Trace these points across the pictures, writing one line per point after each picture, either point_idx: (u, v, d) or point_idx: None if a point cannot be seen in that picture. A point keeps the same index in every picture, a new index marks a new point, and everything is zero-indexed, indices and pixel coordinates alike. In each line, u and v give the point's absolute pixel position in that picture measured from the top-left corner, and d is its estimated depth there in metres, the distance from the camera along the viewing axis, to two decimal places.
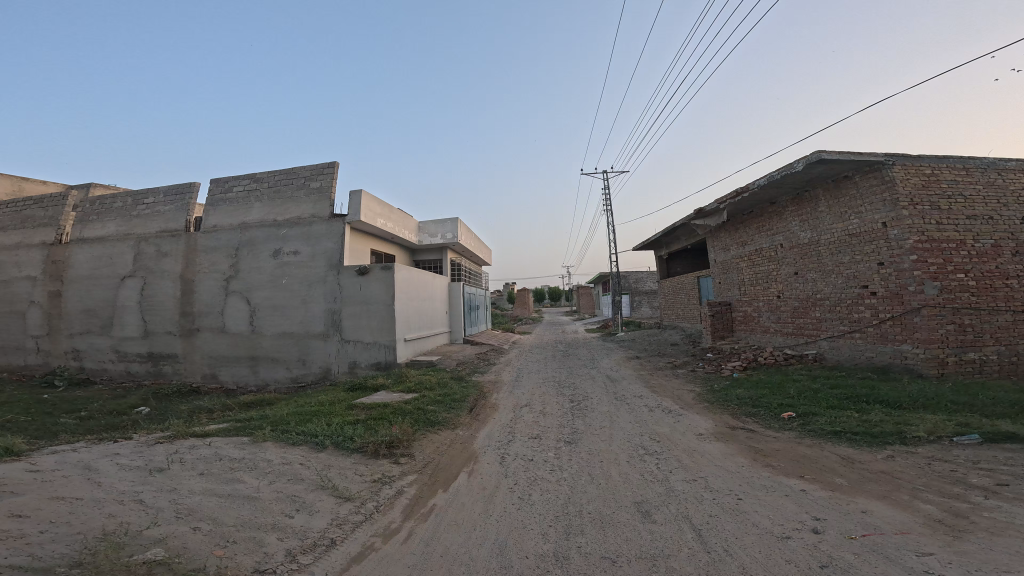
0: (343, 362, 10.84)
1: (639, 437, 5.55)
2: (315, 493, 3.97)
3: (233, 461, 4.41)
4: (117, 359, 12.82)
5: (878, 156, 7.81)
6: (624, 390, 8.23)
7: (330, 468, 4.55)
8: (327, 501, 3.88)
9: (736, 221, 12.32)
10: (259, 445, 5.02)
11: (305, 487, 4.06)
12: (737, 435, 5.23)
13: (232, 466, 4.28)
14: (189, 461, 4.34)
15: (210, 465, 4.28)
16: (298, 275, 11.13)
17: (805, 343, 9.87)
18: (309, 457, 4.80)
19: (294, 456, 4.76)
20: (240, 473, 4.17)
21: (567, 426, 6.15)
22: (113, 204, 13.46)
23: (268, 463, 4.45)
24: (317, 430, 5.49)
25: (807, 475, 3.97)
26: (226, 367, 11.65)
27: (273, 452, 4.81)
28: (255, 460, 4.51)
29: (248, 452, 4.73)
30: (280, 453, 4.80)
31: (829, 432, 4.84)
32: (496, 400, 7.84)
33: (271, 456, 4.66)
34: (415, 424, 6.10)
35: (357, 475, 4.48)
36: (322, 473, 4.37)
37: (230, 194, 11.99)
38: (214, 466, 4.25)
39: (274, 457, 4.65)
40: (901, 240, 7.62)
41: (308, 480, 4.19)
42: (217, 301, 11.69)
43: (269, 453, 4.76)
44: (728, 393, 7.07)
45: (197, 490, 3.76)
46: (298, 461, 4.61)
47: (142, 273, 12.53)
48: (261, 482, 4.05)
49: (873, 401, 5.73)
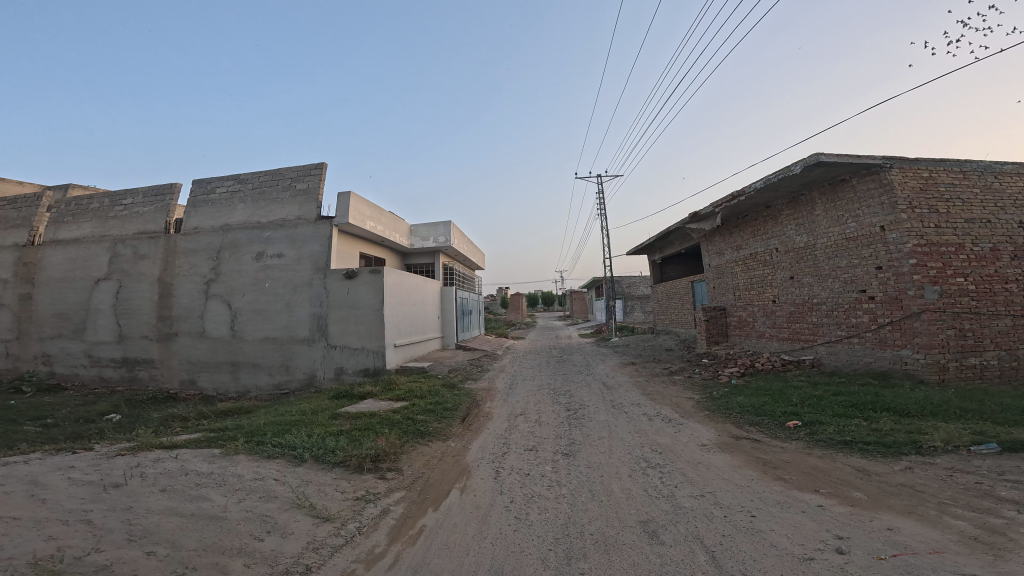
0: (328, 368, 10.40)
1: (640, 448, 5.27)
2: (289, 513, 3.60)
3: (200, 476, 4.02)
4: (90, 365, 12.19)
5: (875, 158, 7.76)
6: (621, 397, 7.99)
7: (308, 485, 4.18)
8: (303, 522, 3.51)
9: (730, 225, 12.24)
10: (231, 458, 4.63)
11: (279, 506, 3.68)
12: (742, 446, 4.99)
13: (198, 482, 3.89)
14: (150, 476, 3.93)
15: (174, 480, 3.89)
16: (283, 278, 10.71)
17: (802, 348, 9.73)
18: (286, 471, 4.42)
19: (269, 470, 4.38)
20: (207, 491, 3.77)
21: (563, 436, 5.86)
22: (89, 204, 12.90)
23: (238, 479, 4.05)
24: (296, 442, 5.11)
25: (823, 489, 3.72)
26: (205, 373, 11.12)
27: (246, 466, 4.42)
28: (225, 475, 4.12)
29: (218, 466, 4.33)
30: (253, 467, 4.41)
31: (840, 442, 4.63)
32: (490, 409, 7.51)
33: (243, 471, 4.26)
34: (403, 435, 5.73)
35: (338, 492, 4.11)
36: (299, 490, 4.00)
37: (213, 195, 11.54)
38: (177, 482, 3.85)
39: (245, 472, 4.26)
40: (900, 243, 7.55)
41: (282, 498, 3.82)
42: (197, 305, 11.19)
43: (241, 467, 4.37)
44: (729, 400, 6.85)
45: (155, 509, 3.37)
46: (273, 477, 4.22)
47: (118, 275, 11.97)
48: (229, 500, 3.66)
49: (879, 408, 5.56)
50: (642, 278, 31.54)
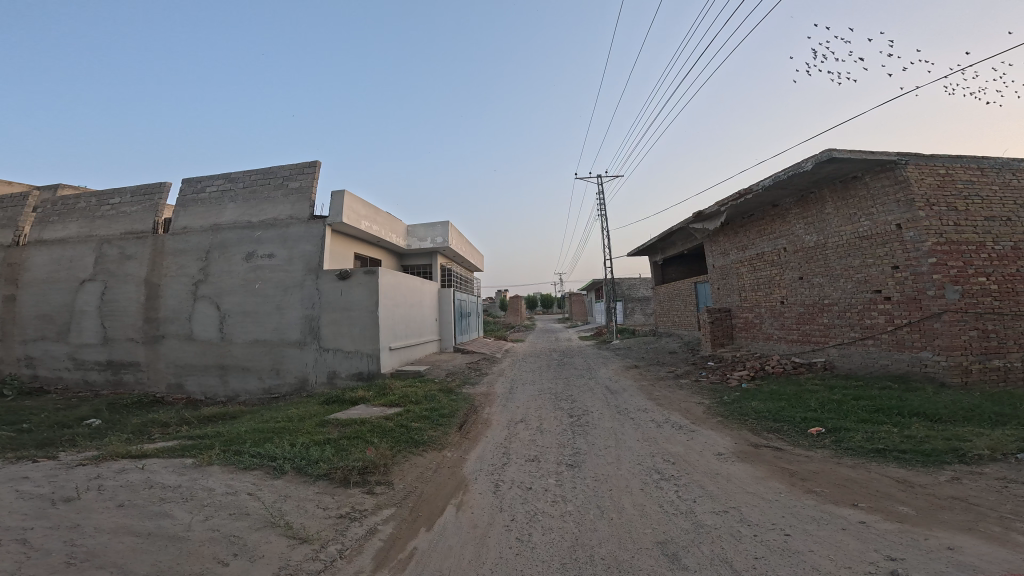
0: (320, 371, 10.00)
1: (651, 458, 4.89)
2: (262, 533, 3.19)
3: (164, 490, 3.61)
4: (74, 368, 11.74)
5: (890, 155, 7.47)
6: (627, 402, 7.60)
7: (286, 501, 3.78)
8: (276, 543, 3.10)
9: (735, 224, 11.88)
10: (203, 470, 4.22)
11: (250, 524, 3.28)
12: (762, 455, 4.62)
13: (162, 497, 3.49)
14: (109, 489, 3.52)
15: (134, 494, 3.48)
16: (273, 279, 10.32)
17: (812, 350, 9.36)
18: (262, 485, 4.01)
19: (243, 483, 3.97)
20: (170, 506, 3.37)
21: (567, 446, 5.45)
22: (76, 204, 12.51)
23: (207, 494, 3.64)
24: (276, 452, 4.70)
25: (862, 503, 3.40)
26: (193, 377, 10.70)
27: (217, 479, 4.01)
28: (193, 488, 3.71)
29: (187, 478, 3.92)
30: (225, 480, 4.00)
31: (871, 450, 4.26)
32: (489, 415, 7.11)
33: (214, 484, 3.85)
34: (394, 445, 5.33)
35: (320, 509, 3.71)
36: (275, 507, 3.59)
37: (202, 194, 11.17)
38: (138, 497, 3.45)
39: (216, 485, 3.85)
40: (918, 242, 7.22)
41: (255, 516, 3.41)
42: (185, 307, 10.78)
43: (212, 479, 3.96)
44: (742, 405, 6.46)
45: (106, 527, 2.96)
46: (247, 491, 3.82)
47: (104, 276, 11.56)
48: (194, 517, 3.26)
49: (907, 414, 5.18)
50: (641, 279, 31.25)
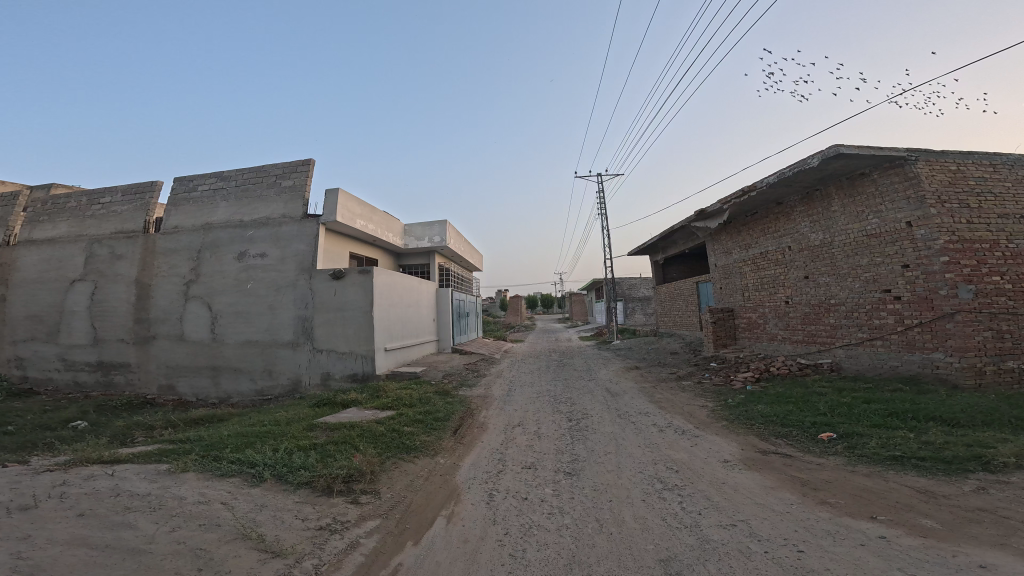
0: (313, 373, 9.77)
1: (653, 465, 4.65)
2: (232, 546, 2.96)
3: (132, 498, 3.38)
4: (64, 369, 11.53)
5: (899, 151, 7.24)
6: (627, 405, 7.36)
7: (263, 511, 3.54)
8: (247, 557, 2.87)
9: (738, 223, 11.62)
10: (177, 477, 3.98)
11: (220, 536, 3.04)
12: (771, 462, 4.37)
13: (128, 506, 3.25)
14: (71, 497, 3.29)
15: (98, 503, 3.25)
16: (265, 279, 10.09)
17: (818, 351, 9.11)
18: (238, 494, 3.78)
19: (218, 492, 3.74)
20: (135, 516, 3.14)
21: (565, 452, 5.21)
22: (66, 203, 12.31)
23: (177, 503, 3.41)
24: (257, 458, 4.47)
25: (881, 516, 3.16)
26: (185, 379, 10.48)
27: (191, 486, 3.78)
28: (163, 497, 3.48)
29: (158, 485, 3.69)
30: (198, 488, 3.76)
31: (887, 458, 4.03)
32: (485, 419, 6.88)
33: (186, 493, 3.62)
34: (384, 451, 5.09)
35: (299, 520, 3.47)
36: (250, 518, 3.36)
37: (194, 192, 10.96)
38: (102, 505, 3.22)
39: (188, 494, 3.62)
40: (930, 240, 6.98)
41: (226, 527, 3.17)
42: (176, 307, 10.56)
43: (185, 487, 3.73)
44: (748, 409, 6.21)
45: (61, 539, 2.74)
46: (221, 500, 3.59)
47: (94, 276, 11.36)
48: (159, 528, 3.03)
49: (922, 418, 4.93)
50: (642, 279, 30.96)
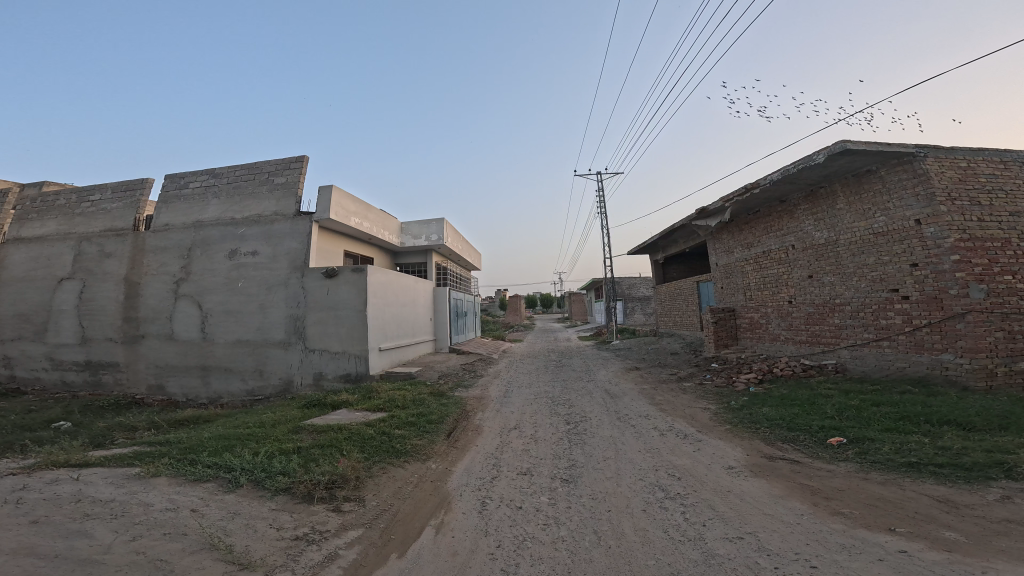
0: (306, 373, 9.55)
1: (654, 472, 4.43)
2: (196, 557, 2.74)
3: (93, 505, 3.19)
4: (52, 368, 11.29)
5: (908, 147, 7.03)
6: (627, 407, 7.16)
7: (235, 520, 3.32)
8: (211, 571, 2.65)
9: (740, 221, 11.41)
10: (147, 482, 3.76)
11: (184, 547, 2.83)
12: (779, 469, 4.15)
13: (87, 513, 3.06)
14: (28, 502, 3.10)
15: (55, 509, 3.05)
16: (257, 277, 9.86)
17: (822, 352, 8.90)
18: (211, 500, 3.56)
19: (188, 498, 3.52)
20: (93, 525, 2.94)
21: (562, 457, 4.99)
22: (55, 200, 12.08)
23: (142, 511, 3.21)
24: (235, 462, 4.25)
25: (900, 527, 2.94)
26: (174, 379, 10.24)
27: (160, 492, 3.56)
28: (127, 504, 3.28)
29: (125, 491, 3.49)
30: (168, 494, 3.55)
31: (902, 465, 3.81)
32: (480, 422, 6.66)
33: (154, 499, 3.41)
34: (371, 456, 4.86)
35: (273, 530, 3.25)
36: (220, 528, 3.14)
37: (185, 190, 10.72)
38: (59, 512, 3.02)
39: (156, 500, 3.41)
40: (940, 238, 6.77)
41: (192, 537, 2.95)
42: (165, 305, 10.33)
43: (154, 493, 3.52)
44: (753, 412, 6.00)
45: (6, 551, 2.54)
46: (190, 507, 3.37)
47: (82, 275, 11.12)
48: (118, 538, 2.82)
49: (936, 422, 4.72)
50: (642, 279, 30.77)
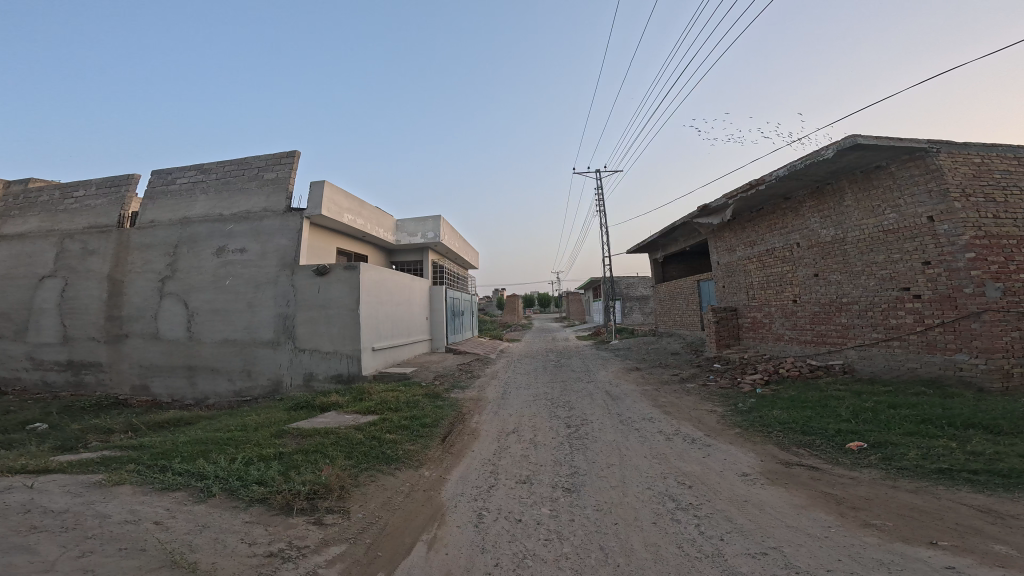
0: (296, 373, 9.21)
1: (662, 480, 4.14)
2: None
3: (43, 516, 2.97)
4: (32, 368, 10.88)
5: (920, 141, 6.79)
6: (629, 410, 6.87)
7: (203, 533, 3.01)
8: None
9: (743, 219, 11.16)
10: (109, 491, 3.47)
11: (139, 566, 2.53)
12: (799, 477, 3.87)
13: (34, 526, 2.84)
14: None
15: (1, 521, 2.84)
16: (245, 275, 9.51)
17: (828, 352, 8.67)
18: (177, 511, 3.25)
19: (152, 509, 3.22)
20: (39, 539, 2.72)
21: (564, 464, 4.69)
22: (38, 197, 11.66)
23: (96, 523, 2.95)
24: (209, 469, 3.94)
25: (943, 541, 2.67)
26: (159, 379, 9.88)
27: (120, 504, 3.25)
28: (82, 515, 3.04)
29: (81, 501, 3.25)
30: (129, 505, 3.26)
31: (932, 471, 3.55)
32: (476, 425, 6.36)
33: (112, 510, 3.14)
34: (360, 463, 4.54)
35: (245, 545, 2.94)
36: (183, 544, 2.83)
37: (172, 185, 10.35)
38: (2, 525, 2.80)
39: (115, 511, 3.14)
40: (954, 235, 6.55)
41: (149, 556, 2.65)
42: (150, 304, 9.96)
43: (113, 504, 3.24)
44: (763, 415, 5.72)
45: None
46: (153, 520, 3.08)
47: (64, 273, 10.72)
48: (63, 557, 2.54)
49: (959, 425, 4.47)
50: (641, 279, 30.43)
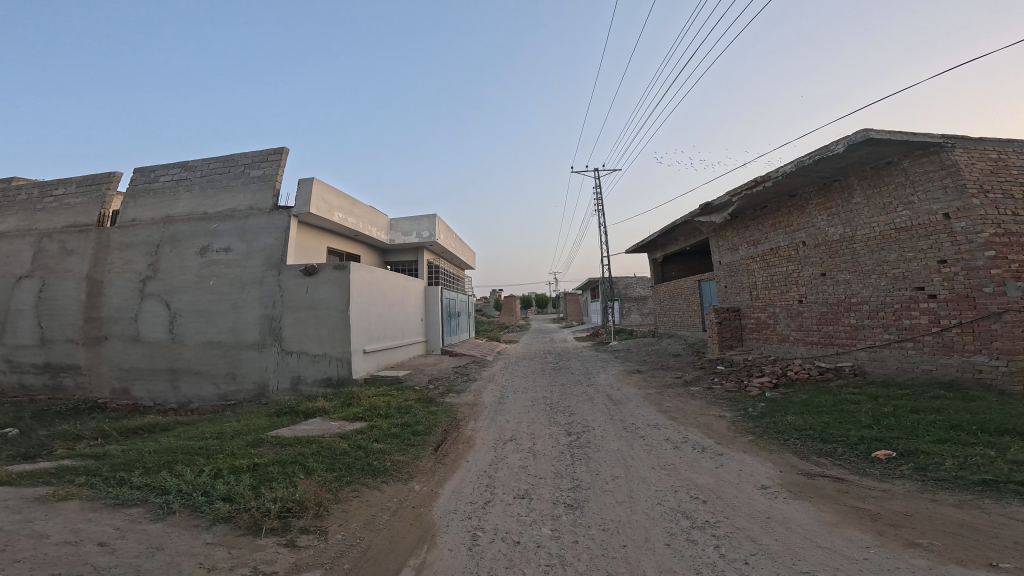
0: (283, 377, 8.81)
1: (674, 494, 3.78)
2: None
3: None
4: (8, 372, 10.41)
5: (935, 137, 6.54)
6: (633, 415, 6.54)
7: (156, 557, 2.62)
8: None
9: (746, 218, 10.87)
10: (54, 507, 3.08)
11: None
12: (825, 489, 3.52)
13: None
14: None
15: None
16: (229, 274, 9.10)
17: (836, 354, 8.37)
18: (127, 531, 2.86)
19: (99, 529, 2.82)
20: None
21: (565, 476, 4.33)
22: (17, 195, 11.20)
23: (27, 546, 2.55)
24: (173, 482, 3.56)
25: (1004, 563, 2.35)
26: (140, 382, 9.44)
27: (63, 522, 2.86)
28: (14, 536, 2.65)
29: (18, 519, 2.85)
30: (73, 523, 2.86)
31: (975, 483, 3.23)
32: (472, 432, 6.01)
33: (50, 530, 2.74)
34: (342, 476, 4.16)
35: (202, 571, 2.56)
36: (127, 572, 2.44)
37: (155, 183, 9.93)
38: None
39: (55, 531, 2.74)
40: (973, 232, 6.27)
41: None
42: (131, 305, 9.53)
43: (54, 523, 2.84)
44: (776, 420, 5.39)
45: None
46: (98, 541, 2.69)
47: (42, 273, 10.27)
48: None
49: (993, 432, 4.15)
50: (640, 279, 30.42)
